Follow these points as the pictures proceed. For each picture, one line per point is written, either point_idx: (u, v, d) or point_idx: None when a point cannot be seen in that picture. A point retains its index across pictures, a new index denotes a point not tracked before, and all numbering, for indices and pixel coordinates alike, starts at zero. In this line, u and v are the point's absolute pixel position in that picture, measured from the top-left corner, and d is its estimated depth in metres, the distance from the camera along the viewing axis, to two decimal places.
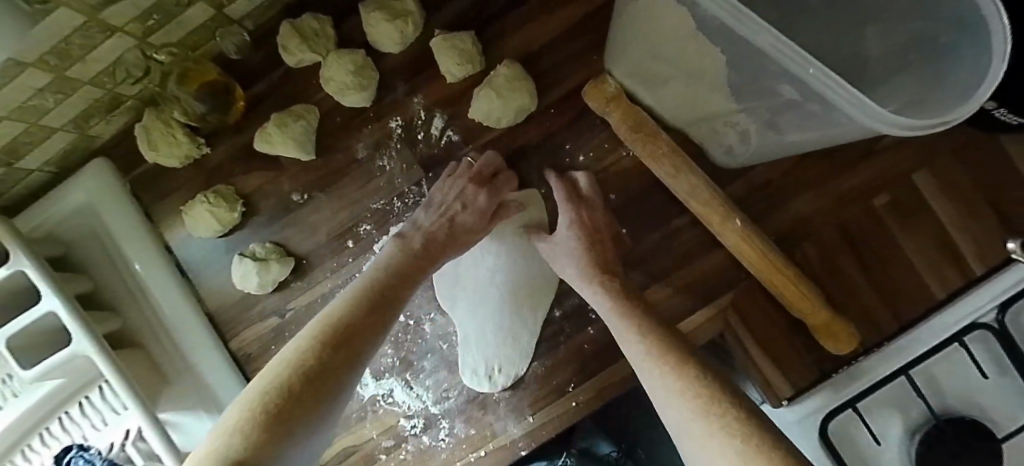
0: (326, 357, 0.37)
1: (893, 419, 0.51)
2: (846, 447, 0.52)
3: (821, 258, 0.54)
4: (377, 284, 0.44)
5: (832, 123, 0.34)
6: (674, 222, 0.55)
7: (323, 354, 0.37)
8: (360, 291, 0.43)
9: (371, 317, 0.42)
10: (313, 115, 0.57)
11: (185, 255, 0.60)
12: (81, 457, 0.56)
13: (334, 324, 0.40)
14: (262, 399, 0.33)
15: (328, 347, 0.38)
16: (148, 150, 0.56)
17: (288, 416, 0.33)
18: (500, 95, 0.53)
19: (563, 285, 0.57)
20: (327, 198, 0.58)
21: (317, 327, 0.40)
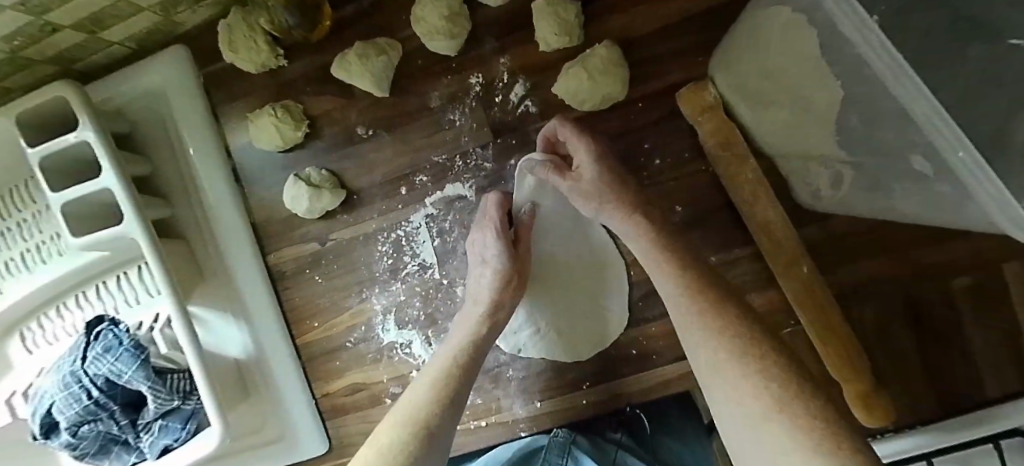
0: (440, 401, 0.44)
1: None
2: None
3: (876, 324, 0.52)
4: (482, 323, 0.50)
5: (959, 210, 0.31)
6: (734, 250, 0.53)
7: (437, 399, 0.44)
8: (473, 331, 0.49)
9: (479, 354, 0.48)
10: (395, 52, 0.55)
11: (241, 161, 0.60)
12: (111, 331, 0.54)
13: (452, 362, 0.47)
14: (389, 438, 0.41)
15: (444, 387, 0.45)
16: (227, 48, 0.55)
17: None
18: (592, 77, 0.50)
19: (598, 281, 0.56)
20: (391, 140, 0.57)
21: (441, 363, 0.48)
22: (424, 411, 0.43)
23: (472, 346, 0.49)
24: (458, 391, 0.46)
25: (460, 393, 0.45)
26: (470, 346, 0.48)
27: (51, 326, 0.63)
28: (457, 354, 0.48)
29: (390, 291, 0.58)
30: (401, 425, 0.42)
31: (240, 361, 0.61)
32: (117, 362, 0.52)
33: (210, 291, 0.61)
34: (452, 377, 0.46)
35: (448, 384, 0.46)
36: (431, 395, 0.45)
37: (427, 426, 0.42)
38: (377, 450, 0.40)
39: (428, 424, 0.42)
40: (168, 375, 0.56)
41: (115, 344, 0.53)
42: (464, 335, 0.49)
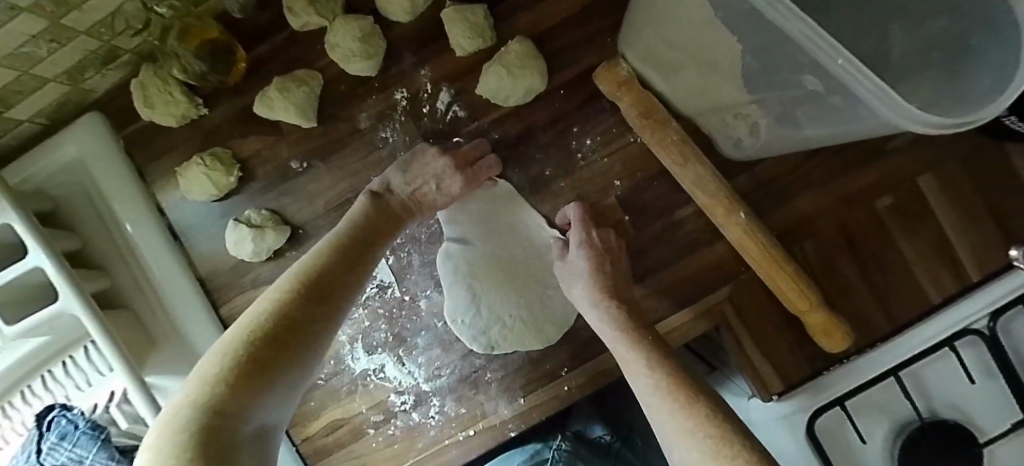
0: (332, 271, 0.42)
1: (880, 420, 0.52)
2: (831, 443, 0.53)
3: (821, 256, 0.54)
4: (381, 212, 0.48)
5: (855, 119, 0.33)
6: (677, 212, 0.55)
7: (329, 269, 0.42)
8: (367, 213, 0.47)
9: (376, 233, 0.47)
10: (316, 81, 0.55)
11: (178, 218, 0.59)
12: (63, 417, 0.51)
13: (344, 237, 0.45)
14: (274, 307, 0.38)
15: (338, 259, 0.43)
16: (143, 106, 0.54)
17: (274, 358, 0.35)
18: (510, 71, 0.52)
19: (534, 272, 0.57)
20: (327, 169, 0.57)
21: (330, 239, 0.45)
22: (310, 271, 0.41)
23: (367, 224, 0.47)
24: (351, 259, 0.44)
25: (354, 262, 0.44)
26: (366, 222, 0.47)
27: None
28: (351, 229, 0.46)
29: (353, 319, 0.58)
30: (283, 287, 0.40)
31: None
32: (75, 448, 0.50)
33: (167, 356, 0.58)
34: (341, 241, 0.44)
35: (341, 257, 0.43)
36: (321, 266, 0.42)
37: (312, 282, 0.40)
38: (264, 303, 0.39)
39: (318, 290, 0.40)
40: (133, 453, 0.55)
41: (70, 429, 0.51)
42: (364, 210, 0.48)
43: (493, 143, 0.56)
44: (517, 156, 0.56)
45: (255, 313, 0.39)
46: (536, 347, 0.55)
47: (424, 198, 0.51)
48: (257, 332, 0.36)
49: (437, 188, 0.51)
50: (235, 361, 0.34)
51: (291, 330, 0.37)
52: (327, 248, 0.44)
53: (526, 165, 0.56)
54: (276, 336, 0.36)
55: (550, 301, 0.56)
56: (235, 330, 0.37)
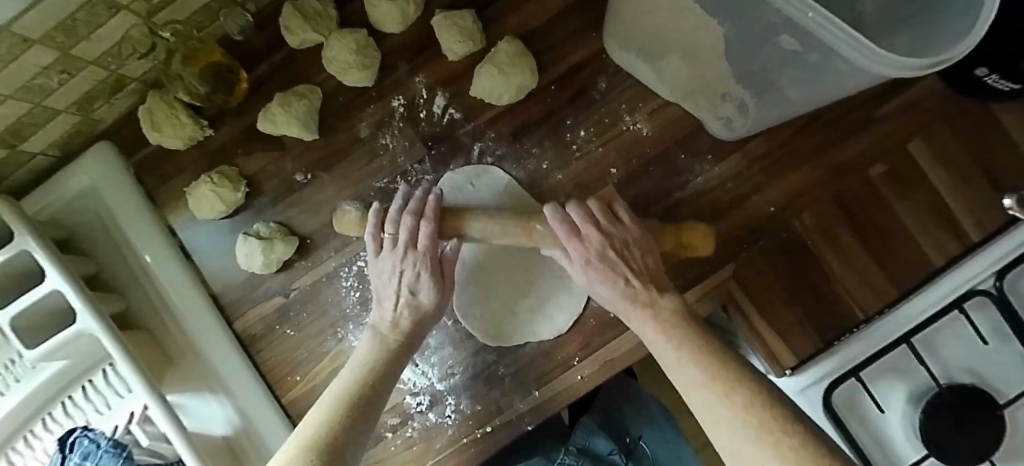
0: (350, 423, 0.43)
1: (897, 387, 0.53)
2: (848, 413, 0.54)
3: (820, 227, 0.55)
4: (387, 348, 0.50)
5: (834, 76, 0.35)
6: (674, 195, 0.56)
7: (347, 420, 0.43)
8: (374, 357, 0.49)
9: (384, 380, 0.48)
10: (316, 95, 0.57)
11: (188, 238, 0.60)
12: (85, 437, 0.52)
13: (358, 388, 0.46)
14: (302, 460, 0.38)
15: (354, 411, 0.44)
16: (151, 130, 0.56)
17: None
18: (501, 70, 0.54)
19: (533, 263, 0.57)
20: (330, 178, 0.59)
21: (343, 390, 0.46)
22: (360, 386, 0.46)
23: (380, 366, 0.49)
24: (366, 416, 0.45)
25: (368, 410, 0.45)
26: (377, 365, 0.49)
27: (20, 459, 0.58)
28: (364, 375, 0.47)
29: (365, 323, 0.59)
30: (333, 408, 0.44)
31: (230, 437, 0.58)
32: None
33: (183, 373, 0.59)
34: (379, 362, 0.49)
35: (357, 398, 0.45)
36: (343, 415, 0.43)
37: (357, 406, 0.45)
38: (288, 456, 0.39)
39: (338, 442, 0.41)
40: None
41: (92, 449, 0.51)
42: (370, 352, 0.50)
43: (490, 141, 0.58)
44: (515, 152, 0.58)
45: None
46: (545, 336, 0.56)
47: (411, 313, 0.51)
48: (317, 448, 0.40)
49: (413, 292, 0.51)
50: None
51: None
52: (359, 365, 0.49)
53: (524, 160, 0.57)
54: None
55: (562, 294, 0.57)
56: (291, 444, 0.41)
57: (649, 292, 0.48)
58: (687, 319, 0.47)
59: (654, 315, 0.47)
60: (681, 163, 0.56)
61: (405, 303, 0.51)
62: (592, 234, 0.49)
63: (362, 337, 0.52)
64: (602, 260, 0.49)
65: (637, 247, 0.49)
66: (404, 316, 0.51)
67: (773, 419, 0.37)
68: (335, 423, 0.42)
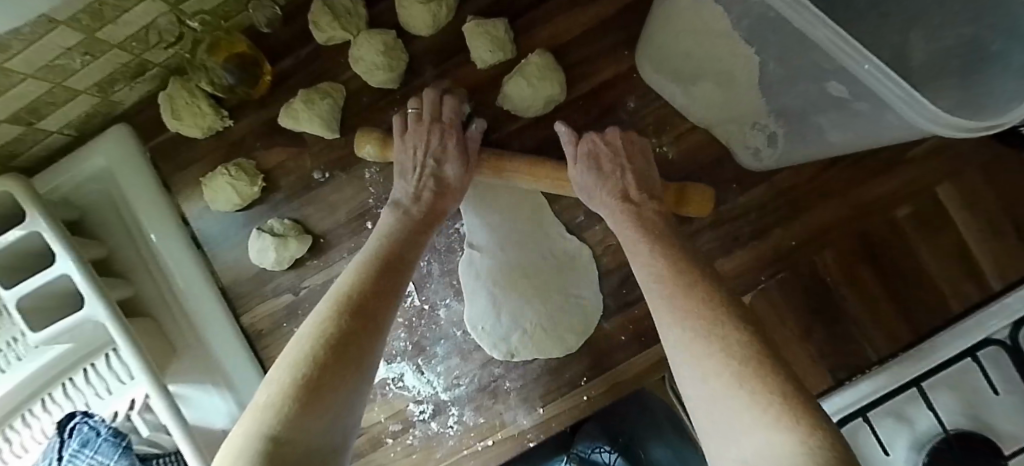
0: (374, 286, 0.42)
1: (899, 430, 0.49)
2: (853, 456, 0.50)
3: (840, 265, 0.54)
4: (410, 219, 0.48)
5: (878, 123, 0.34)
6: (695, 222, 0.55)
7: (371, 284, 0.42)
8: (396, 226, 0.47)
9: (410, 247, 0.47)
10: (340, 93, 0.56)
11: (200, 227, 0.60)
12: (85, 424, 0.52)
13: (380, 253, 0.45)
14: (326, 326, 0.38)
15: (377, 275, 0.43)
16: (170, 117, 0.55)
17: (325, 382, 0.35)
18: (531, 83, 0.53)
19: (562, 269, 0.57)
20: (349, 179, 0.58)
21: (366, 256, 0.45)
22: (384, 251, 0.45)
23: (400, 232, 0.47)
24: (392, 276, 0.44)
25: (393, 276, 0.44)
26: (398, 233, 0.47)
27: (17, 436, 0.59)
28: (387, 243, 0.46)
29: None
30: (360, 270, 0.43)
31: (229, 432, 0.58)
32: (96, 455, 0.50)
33: (186, 365, 0.59)
34: (400, 230, 0.47)
35: (381, 264, 0.44)
36: (366, 279, 0.42)
37: (384, 266, 0.44)
38: (313, 323, 0.39)
39: (362, 306, 0.40)
40: (154, 461, 0.55)
41: (91, 436, 0.51)
42: (392, 222, 0.48)
43: (513, 153, 0.57)
44: None
45: (302, 334, 0.38)
46: (557, 354, 0.56)
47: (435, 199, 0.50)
48: (349, 306, 0.40)
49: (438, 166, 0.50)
50: (319, 347, 0.36)
51: (343, 337, 0.37)
52: (382, 231, 0.47)
53: None
54: (329, 350, 0.36)
55: (574, 316, 0.56)
56: (322, 304, 0.41)
57: (639, 195, 0.48)
58: (663, 227, 0.46)
59: (628, 207, 0.47)
60: None
61: (428, 176, 0.50)
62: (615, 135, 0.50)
63: (382, 212, 0.50)
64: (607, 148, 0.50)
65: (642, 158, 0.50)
66: (427, 192, 0.49)
67: (736, 347, 0.34)
68: (363, 283, 0.42)
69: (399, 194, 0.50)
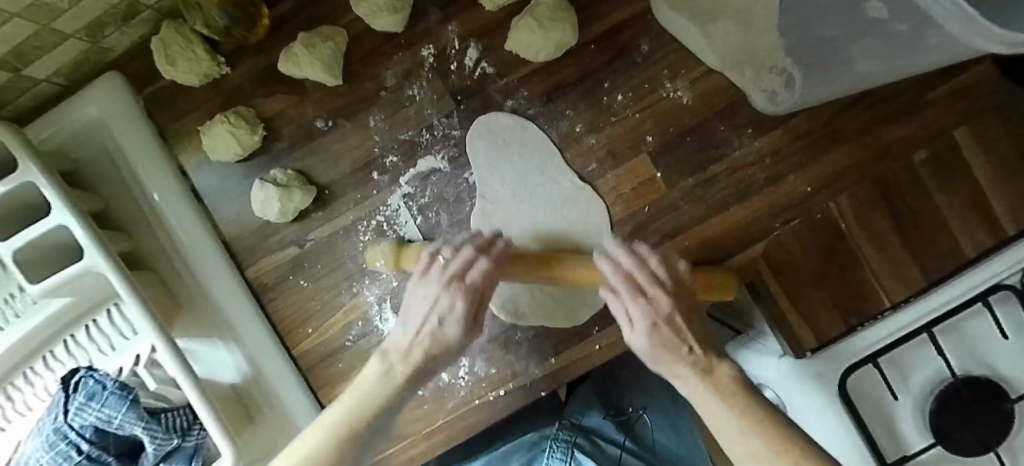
0: (334, 460, 0.38)
1: (908, 377, 0.54)
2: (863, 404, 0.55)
3: (856, 211, 0.53)
4: (393, 380, 0.41)
5: (918, 47, 0.33)
6: (709, 168, 0.54)
7: (331, 458, 0.38)
8: (381, 394, 0.41)
9: (388, 415, 0.41)
10: (342, 37, 0.54)
11: (200, 180, 0.58)
12: (91, 377, 0.51)
13: (351, 424, 0.40)
14: None
15: (341, 450, 0.39)
16: (164, 63, 0.53)
17: None
18: (542, 24, 0.51)
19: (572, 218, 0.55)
20: (352, 128, 0.56)
21: (337, 420, 0.40)
22: (359, 416, 0.40)
23: (382, 404, 0.41)
24: (358, 453, 0.40)
25: (360, 451, 0.40)
26: (380, 399, 0.41)
27: (19, 394, 0.58)
28: (362, 415, 0.40)
29: (381, 280, 0.57)
30: (347, 423, 0.40)
31: (238, 386, 0.58)
32: (104, 408, 0.49)
33: (192, 319, 0.58)
34: (382, 401, 0.41)
35: (354, 429, 0.40)
36: (328, 460, 0.38)
37: (351, 443, 0.39)
38: None
39: None
40: (162, 415, 0.53)
41: (97, 389, 0.50)
42: (373, 386, 0.41)
43: (522, 100, 0.55)
44: (547, 112, 0.55)
45: None
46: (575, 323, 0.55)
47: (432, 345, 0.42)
48: (344, 439, 0.39)
49: (445, 322, 0.42)
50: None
51: None
52: (360, 397, 0.41)
53: (557, 121, 0.55)
54: None
55: (580, 295, 0.55)
56: (290, 463, 0.37)
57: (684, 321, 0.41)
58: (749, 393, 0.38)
59: (709, 382, 0.39)
60: (720, 135, 0.54)
61: (427, 334, 0.42)
62: (660, 295, 0.42)
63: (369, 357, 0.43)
64: (667, 324, 0.41)
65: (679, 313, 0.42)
66: (428, 345, 0.42)
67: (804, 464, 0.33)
68: (325, 461, 0.38)
69: (390, 345, 0.43)
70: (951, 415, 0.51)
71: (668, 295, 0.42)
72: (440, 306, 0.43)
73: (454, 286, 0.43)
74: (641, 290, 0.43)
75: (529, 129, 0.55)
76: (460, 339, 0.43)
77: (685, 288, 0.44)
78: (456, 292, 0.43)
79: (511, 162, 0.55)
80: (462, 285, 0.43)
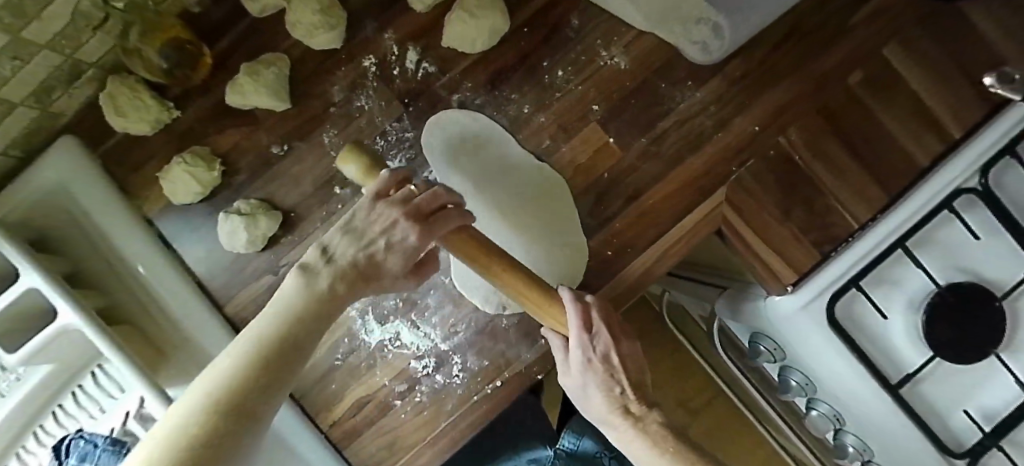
0: (247, 386, 0.32)
1: (893, 298, 0.52)
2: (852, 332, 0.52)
3: (807, 141, 0.54)
4: (329, 295, 0.36)
5: None
6: (658, 124, 0.56)
7: (242, 383, 0.31)
8: (303, 303, 0.35)
9: (314, 333, 0.36)
10: (284, 62, 0.56)
11: (167, 226, 0.58)
12: (81, 439, 0.50)
13: (265, 348, 0.33)
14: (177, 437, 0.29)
15: (255, 381, 0.32)
16: (114, 114, 0.54)
17: None
18: (471, 15, 0.53)
19: (537, 198, 0.56)
20: (308, 148, 0.57)
21: (234, 359, 0.32)
22: (269, 340, 0.34)
23: (305, 312, 0.35)
24: (270, 396, 0.33)
25: (285, 371, 0.33)
26: (303, 310, 0.35)
27: None
28: (277, 333, 0.34)
29: None
30: (241, 356, 0.32)
31: None
32: None
33: (178, 365, 0.58)
34: (308, 307, 0.35)
35: (257, 376, 0.32)
36: (208, 435, 0.29)
37: (267, 363, 0.33)
38: (160, 435, 0.29)
39: (236, 406, 0.31)
40: None
41: (90, 449, 0.49)
42: (295, 294, 0.36)
43: (468, 92, 0.57)
44: (494, 99, 0.57)
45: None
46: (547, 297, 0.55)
47: (379, 259, 0.39)
48: (216, 413, 0.30)
49: (387, 246, 0.39)
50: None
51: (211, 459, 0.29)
52: (285, 301, 0.36)
53: (505, 106, 0.57)
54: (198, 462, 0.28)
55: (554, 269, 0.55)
56: (234, 348, 0.33)
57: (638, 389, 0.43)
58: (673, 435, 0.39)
59: (636, 428, 0.40)
60: (662, 92, 0.56)
61: (372, 251, 0.38)
62: (603, 341, 0.43)
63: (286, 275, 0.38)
64: (605, 363, 0.43)
65: (638, 362, 0.44)
66: (361, 260, 0.38)
67: None
68: (213, 412, 0.30)
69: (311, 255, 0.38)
70: (944, 326, 0.49)
71: (614, 338, 0.43)
72: (404, 241, 0.40)
73: (411, 220, 0.39)
74: (590, 327, 0.43)
75: (494, 127, 0.56)
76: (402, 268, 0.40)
77: (638, 350, 0.45)
78: (411, 223, 0.39)
79: (467, 152, 0.56)
80: (419, 223, 0.40)
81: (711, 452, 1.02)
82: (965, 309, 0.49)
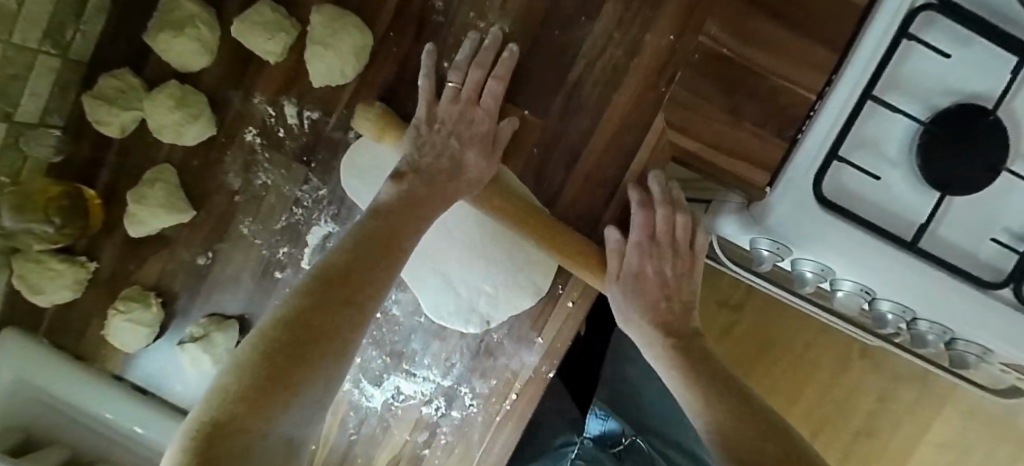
0: (319, 311, 0.34)
1: (878, 158, 0.40)
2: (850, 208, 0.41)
3: (727, 26, 0.45)
4: (385, 215, 0.41)
5: None
6: (568, 75, 0.50)
7: (315, 309, 0.34)
8: (365, 229, 0.40)
9: (371, 267, 0.38)
10: (168, 172, 0.52)
11: (140, 375, 0.58)
12: None
13: (325, 272, 0.36)
14: (256, 354, 0.30)
15: (320, 305, 0.34)
16: (31, 294, 0.51)
17: (285, 379, 0.30)
18: (327, 46, 0.48)
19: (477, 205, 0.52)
20: (232, 245, 0.54)
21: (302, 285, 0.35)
22: (330, 271, 0.36)
23: (360, 243, 0.39)
24: (340, 313, 0.35)
25: (349, 300, 0.36)
26: (355, 238, 0.39)
27: None
28: (339, 260, 0.37)
29: None
30: (304, 290, 0.35)
31: None
32: None
33: None
34: (358, 246, 0.38)
35: (326, 299, 0.34)
36: (283, 347, 0.31)
37: (332, 287, 0.35)
38: (230, 364, 0.30)
39: (305, 324, 0.33)
40: None
41: None
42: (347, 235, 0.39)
43: None
44: None
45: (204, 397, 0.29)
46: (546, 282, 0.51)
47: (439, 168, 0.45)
48: (295, 331, 0.32)
49: (457, 144, 0.45)
50: (209, 424, 0.27)
51: (289, 365, 0.30)
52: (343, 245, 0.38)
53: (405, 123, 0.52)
54: (272, 372, 0.30)
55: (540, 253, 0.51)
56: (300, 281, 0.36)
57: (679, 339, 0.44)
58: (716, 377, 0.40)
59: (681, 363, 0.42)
60: (558, 39, 0.50)
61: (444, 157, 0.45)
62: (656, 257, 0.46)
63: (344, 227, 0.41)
64: (644, 290, 0.46)
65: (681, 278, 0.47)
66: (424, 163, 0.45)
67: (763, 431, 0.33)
68: (282, 333, 0.32)
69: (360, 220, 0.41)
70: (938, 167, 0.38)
71: (672, 257, 0.46)
72: (460, 130, 0.46)
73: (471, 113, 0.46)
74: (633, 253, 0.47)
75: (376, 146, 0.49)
76: (483, 165, 0.46)
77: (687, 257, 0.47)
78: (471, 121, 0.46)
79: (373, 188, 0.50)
80: (477, 114, 0.46)
81: (806, 382, 0.88)
82: (960, 139, 0.38)
